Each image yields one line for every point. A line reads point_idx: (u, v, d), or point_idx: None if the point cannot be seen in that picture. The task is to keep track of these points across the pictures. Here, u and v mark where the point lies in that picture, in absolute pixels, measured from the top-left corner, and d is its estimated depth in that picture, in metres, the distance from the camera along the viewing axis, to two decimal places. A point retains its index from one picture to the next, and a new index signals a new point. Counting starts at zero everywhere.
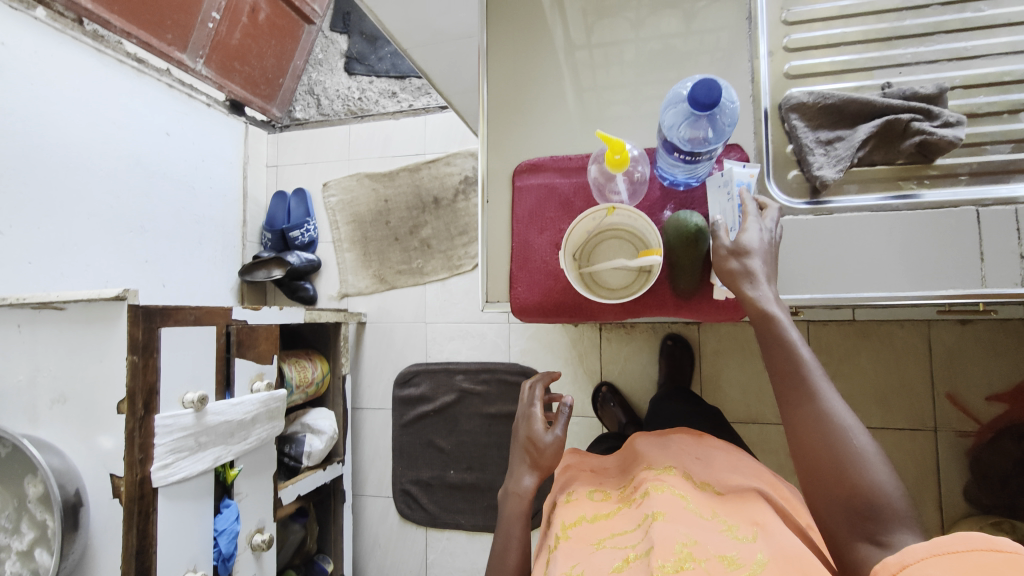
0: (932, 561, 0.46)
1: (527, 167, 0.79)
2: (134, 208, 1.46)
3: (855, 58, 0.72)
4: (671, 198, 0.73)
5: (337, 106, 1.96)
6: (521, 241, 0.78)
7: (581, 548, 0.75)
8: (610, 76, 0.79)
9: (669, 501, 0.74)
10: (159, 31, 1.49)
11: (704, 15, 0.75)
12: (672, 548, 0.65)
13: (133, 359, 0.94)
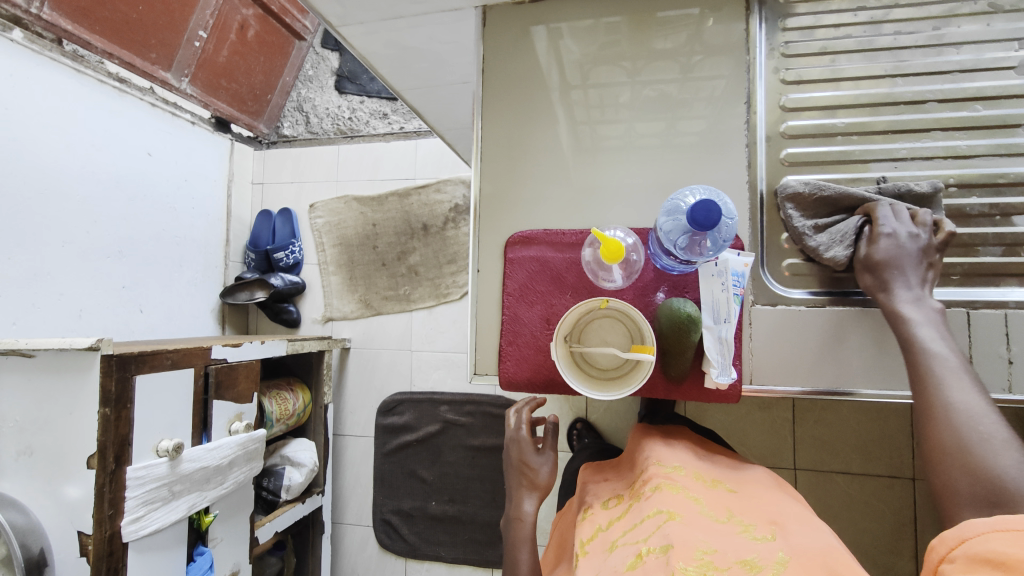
0: (994, 535, 0.47)
1: (519, 240, 0.78)
2: (112, 233, 1.41)
3: (851, 150, 0.72)
4: (666, 281, 0.72)
5: (326, 125, 1.92)
6: (512, 315, 0.77)
7: (599, 556, 0.75)
8: (609, 146, 0.77)
9: (681, 503, 0.73)
10: (143, 51, 1.44)
11: (702, 81, 0.74)
12: (691, 554, 0.64)
13: (106, 412, 0.91)
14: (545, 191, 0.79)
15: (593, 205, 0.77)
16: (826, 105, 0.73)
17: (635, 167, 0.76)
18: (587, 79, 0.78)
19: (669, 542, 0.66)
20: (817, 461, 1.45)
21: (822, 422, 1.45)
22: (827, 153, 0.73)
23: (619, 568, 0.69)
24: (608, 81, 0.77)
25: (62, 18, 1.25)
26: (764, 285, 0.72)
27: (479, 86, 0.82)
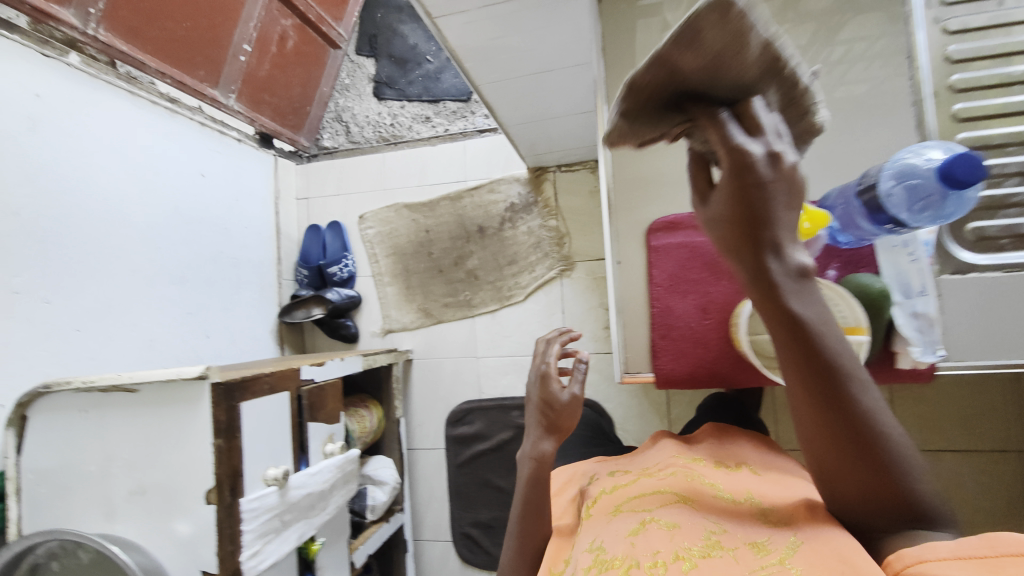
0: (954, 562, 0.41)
1: (663, 226, 0.73)
2: (175, 258, 1.36)
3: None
4: (837, 258, 0.68)
5: (368, 133, 1.88)
6: (662, 307, 0.73)
7: (603, 521, 0.68)
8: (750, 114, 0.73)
9: (697, 489, 0.67)
10: (191, 68, 1.40)
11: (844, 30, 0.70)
12: (697, 537, 0.58)
13: (219, 444, 0.85)
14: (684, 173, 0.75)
15: None
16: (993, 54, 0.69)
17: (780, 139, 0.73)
18: None
19: (677, 524, 0.60)
20: (921, 439, 1.39)
21: (923, 400, 1.39)
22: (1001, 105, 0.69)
23: (621, 532, 0.62)
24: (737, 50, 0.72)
25: (117, 39, 1.21)
26: (956, 254, 0.69)
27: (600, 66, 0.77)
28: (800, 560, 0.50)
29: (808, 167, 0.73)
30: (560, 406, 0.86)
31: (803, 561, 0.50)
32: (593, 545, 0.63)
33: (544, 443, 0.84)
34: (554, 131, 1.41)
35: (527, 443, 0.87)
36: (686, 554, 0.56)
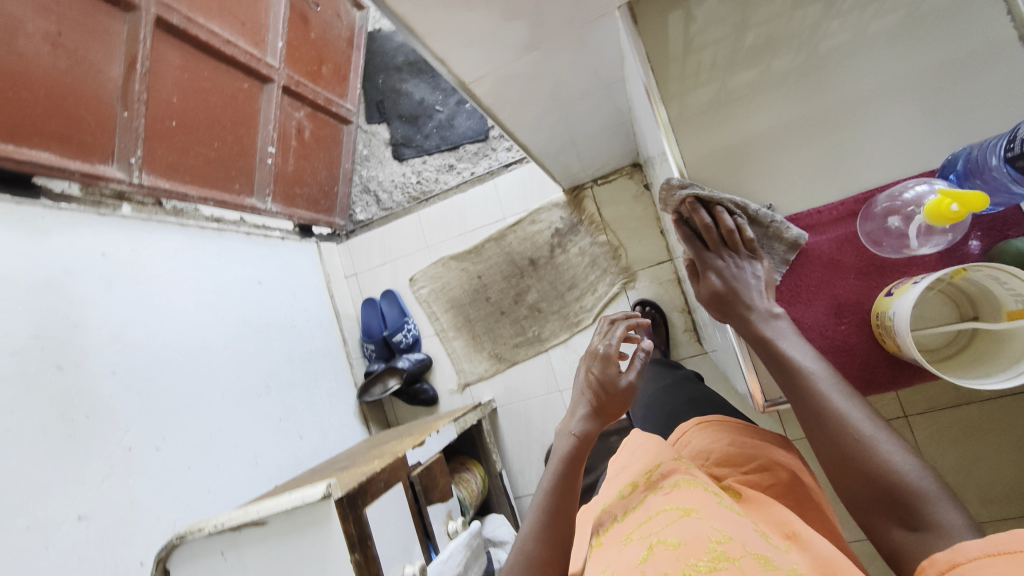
0: (988, 562, 0.39)
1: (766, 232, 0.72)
2: (255, 369, 1.38)
3: None
4: (974, 224, 0.64)
5: (397, 196, 1.89)
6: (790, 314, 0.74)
7: (614, 550, 0.57)
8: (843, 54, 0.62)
9: (698, 497, 0.56)
10: (227, 184, 1.43)
11: None
12: (701, 551, 0.47)
13: (357, 558, 0.83)
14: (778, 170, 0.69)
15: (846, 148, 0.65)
16: None
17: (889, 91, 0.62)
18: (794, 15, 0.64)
19: (684, 540, 0.50)
20: None
21: None
22: None
23: (630, 560, 0.52)
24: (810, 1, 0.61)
25: (159, 179, 1.24)
26: None
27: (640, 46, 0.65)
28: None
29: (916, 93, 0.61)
30: (612, 390, 0.73)
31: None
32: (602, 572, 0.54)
33: (586, 424, 0.72)
34: (587, 151, 1.37)
35: (568, 420, 0.74)
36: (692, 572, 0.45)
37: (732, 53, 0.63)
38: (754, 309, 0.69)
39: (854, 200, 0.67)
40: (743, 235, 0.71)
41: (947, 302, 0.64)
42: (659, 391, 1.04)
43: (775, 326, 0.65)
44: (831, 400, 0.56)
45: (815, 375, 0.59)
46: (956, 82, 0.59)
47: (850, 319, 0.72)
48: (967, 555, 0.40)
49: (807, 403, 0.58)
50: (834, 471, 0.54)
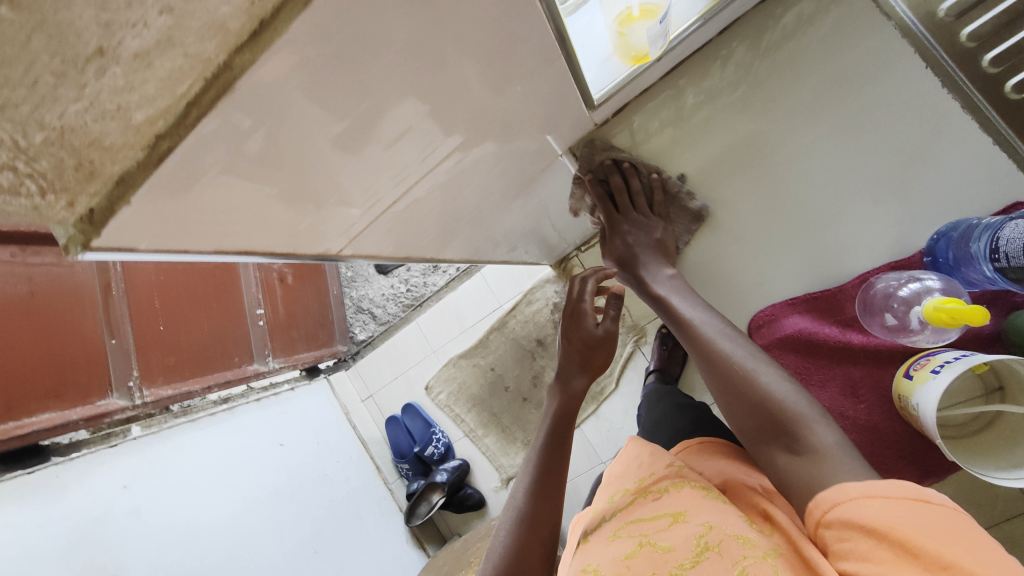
0: (864, 501, 0.46)
1: None
2: (299, 535, 1.31)
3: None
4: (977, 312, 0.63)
5: (391, 307, 1.92)
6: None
7: (598, 542, 0.60)
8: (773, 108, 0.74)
9: (687, 496, 0.58)
10: (227, 360, 1.47)
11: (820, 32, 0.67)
12: (688, 547, 0.52)
13: None
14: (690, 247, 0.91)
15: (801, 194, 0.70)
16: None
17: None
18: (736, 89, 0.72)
19: (673, 545, 0.53)
20: None
21: None
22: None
23: (614, 556, 0.55)
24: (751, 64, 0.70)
25: (161, 386, 1.26)
26: None
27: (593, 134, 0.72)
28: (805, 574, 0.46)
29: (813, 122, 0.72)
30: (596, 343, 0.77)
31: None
32: (586, 566, 0.57)
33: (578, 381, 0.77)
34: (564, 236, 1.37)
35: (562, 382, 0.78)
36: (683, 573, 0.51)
37: (678, 112, 0.73)
38: (654, 267, 0.78)
39: None
40: (640, 199, 0.82)
41: None
42: (664, 403, 1.02)
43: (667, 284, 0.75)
44: (718, 343, 0.65)
45: (694, 321, 0.69)
46: None
47: None
48: (847, 495, 0.48)
49: (701, 348, 0.66)
50: (732, 411, 0.61)
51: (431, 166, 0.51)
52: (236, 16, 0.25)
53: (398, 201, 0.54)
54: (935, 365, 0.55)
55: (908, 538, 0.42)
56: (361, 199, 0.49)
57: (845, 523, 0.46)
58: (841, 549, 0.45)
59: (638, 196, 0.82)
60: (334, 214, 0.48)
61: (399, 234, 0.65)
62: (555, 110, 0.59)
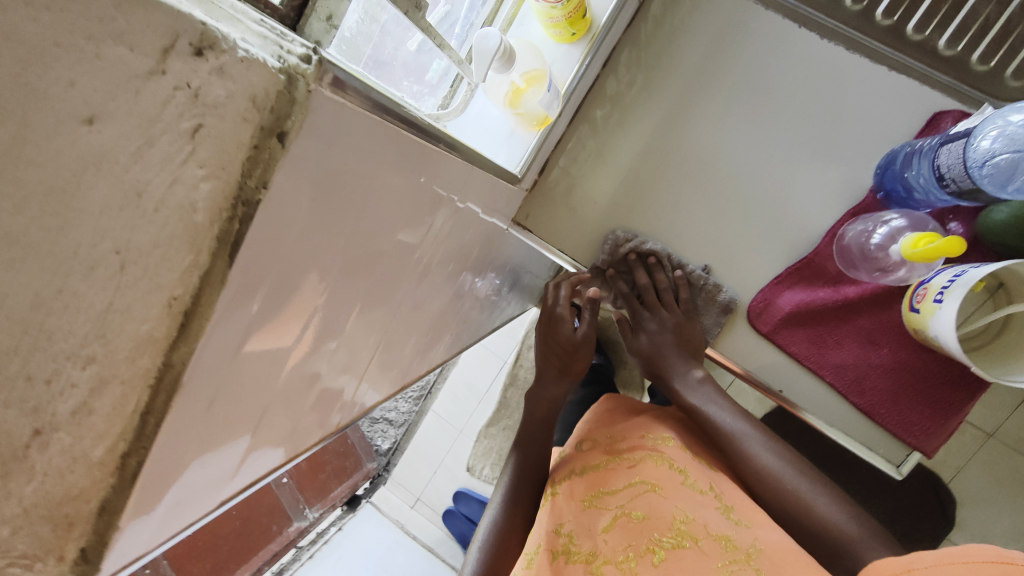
0: (940, 568, 0.43)
1: (760, 309, 0.65)
2: None
3: None
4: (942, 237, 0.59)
5: (404, 405, 1.85)
6: (833, 366, 0.63)
7: (574, 504, 0.66)
8: (669, 90, 0.66)
9: (663, 471, 0.64)
10: (266, 532, 1.44)
11: (694, 25, 0.65)
12: (666, 527, 0.60)
13: None
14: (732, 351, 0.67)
15: (746, 174, 0.65)
16: None
17: (752, 112, 0.64)
18: (636, 93, 0.67)
19: (649, 516, 0.61)
20: None
21: None
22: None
23: (594, 527, 0.63)
24: (654, 76, 0.66)
25: None
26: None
27: (528, 203, 0.70)
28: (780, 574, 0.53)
29: (765, 97, 0.63)
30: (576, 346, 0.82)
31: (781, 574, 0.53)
32: (561, 526, 0.65)
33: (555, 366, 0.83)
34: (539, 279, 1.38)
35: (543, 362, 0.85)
36: (659, 552, 0.59)
37: (593, 133, 0.68)
38: (680, 375, 0.71)
39: (824, 247, 0.63)
40: (659, 295, 0.72)
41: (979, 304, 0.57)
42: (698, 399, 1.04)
43: (704, 392, 0.69)
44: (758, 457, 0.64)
45: (738, 435, 0.66)
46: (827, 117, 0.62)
47: (899, 346, 0.61)
48: (926, 565, 0.45)
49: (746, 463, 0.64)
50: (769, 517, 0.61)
51: (391, 309, 0.50)
52: (158, 325, 0.24)
53: (374, 354, 0.53)
54: (935, 294, 0.55)
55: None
56: (341, 373, 0.48)
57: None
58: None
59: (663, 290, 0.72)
60: (322, 402, 0.47)
61: (388, 376, 0.63)
62: (487, 203, 0.59)
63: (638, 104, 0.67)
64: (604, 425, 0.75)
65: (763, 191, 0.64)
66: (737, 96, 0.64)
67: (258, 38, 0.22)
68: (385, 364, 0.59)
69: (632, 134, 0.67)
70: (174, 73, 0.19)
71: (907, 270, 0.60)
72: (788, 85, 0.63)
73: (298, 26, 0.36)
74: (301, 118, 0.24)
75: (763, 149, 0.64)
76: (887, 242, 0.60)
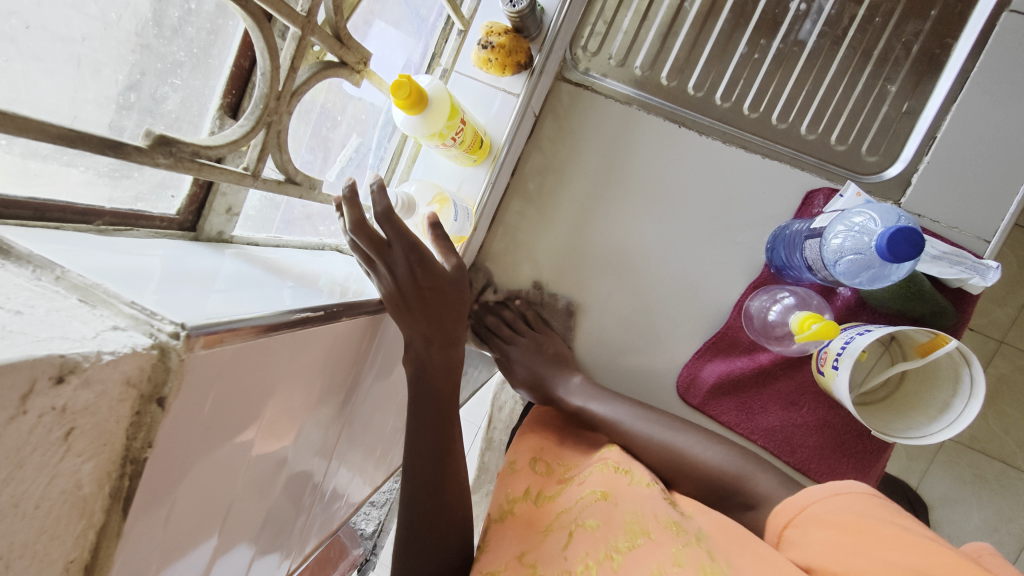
0: (834, 498, 0.50)
1: (686, 382, 0.69)
2: None
3: (780, 76, 0.67)
4: (830, 304, 0.64)
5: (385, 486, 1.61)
6: (764, 429, 0.67)
7: (529, 530, 0.58)
8: (569, 187, 0.72)
9: (610, 479, 0.60)
10: None
11: (583, 127, 0.71)
12: (621, 531, 0.53)
13: None
14: (656, 154, 0.69)
15: (652, 258, 0.70)
16: (734, 77, 0.68)
17: (655, 203, 0.70)
18: (540, 192, 0.72)
19: (602, 524, 0.55)
20: None
21: None
22: (772, 95, 0.67)
23: (554, 549, 0.54)
24: (557, 175, 0.72)
25: None
26: (892, 154, 0.65)
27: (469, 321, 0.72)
28: (736, 553, 0.50)
29: (655, 187, 0.70)
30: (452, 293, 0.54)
31: (732, 548, 0.51)
32: (524, 554, 0.54)
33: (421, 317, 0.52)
34: None
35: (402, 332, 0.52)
36: (616, 556, 0.51)
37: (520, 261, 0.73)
38: (560, 384, 0.68)
39: (733, 320, 0.67)
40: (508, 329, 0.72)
41: (869, 360, 0.61)
42: None
43: (580, 390, 0.67)
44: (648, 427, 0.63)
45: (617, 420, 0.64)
46: (719, 202, 0.68)
47: (817, 404, 0.65)
48: (813, 497, 0.51)
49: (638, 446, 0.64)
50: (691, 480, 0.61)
51: (330, 441, 0.52)
52: None
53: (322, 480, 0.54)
54: (833, 359, 0.59)
55: (865, 524, 0.45)
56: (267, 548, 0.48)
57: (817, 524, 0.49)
58: (807, 543, 0.49)
59: (508, 323, 0.72)
60: (259, 563, 0.47)
61: (330, 517, 0.61)
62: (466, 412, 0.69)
63: (549, 204, 0.72)
64: (553, 446, 0.71)
65: (673, 274, 0.69)
66: (636, 189, 0.70)
67: (131, 319, 0.25)
68: (328, 496, 0.58)
69: (544, 227, 0.73)
70: (38, 406, 0.21)
71: (799, 345, 0.64)
72: (677, 174, 0.69)
73: (196, 227, 0.41)
74: (179, 382, 0.26)
75: (668, 234, 0.69)
76: (783, 315, 0.64)
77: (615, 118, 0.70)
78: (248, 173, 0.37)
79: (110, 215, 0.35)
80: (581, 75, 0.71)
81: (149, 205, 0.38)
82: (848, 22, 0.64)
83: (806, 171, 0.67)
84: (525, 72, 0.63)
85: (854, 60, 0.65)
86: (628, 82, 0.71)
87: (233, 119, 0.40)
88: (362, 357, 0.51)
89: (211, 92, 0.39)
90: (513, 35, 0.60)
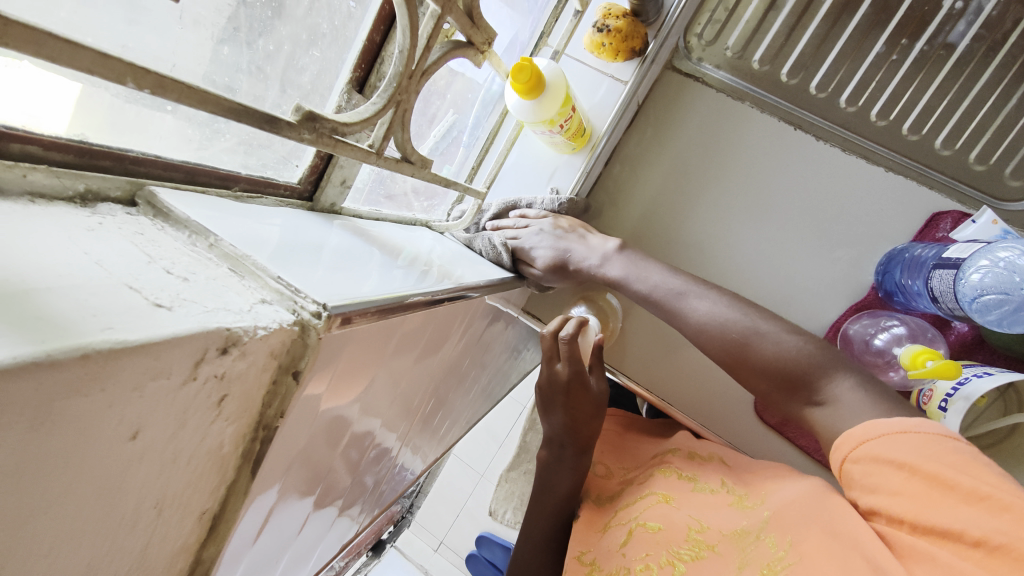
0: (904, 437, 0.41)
1: None
2: None
3: (921, 80, 0.60)
4: (941, 338, 0.59)
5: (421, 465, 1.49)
6: None
7: (590, 527, 0.60)
8: (665, 181, 0.68)
9: (674, 485, 0.59)
10: None
11: (687, 120, 0.67)
12: (682, 539, 0.51)
13: None
14: (765, 157, 0.65)
15: (746, 265, 0.66)
16: (866, 78, 0.62)
17: (756, 208, 0.66)
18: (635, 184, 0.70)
19: (665, 527, 0.53)
20: None
21: None
22: (906, 102, 0.61)
23: (613, 546, 0.55)
24: (655, 168, 0.69)
25: None
26: None
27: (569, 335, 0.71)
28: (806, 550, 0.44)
29: (758, 191, 0.66)
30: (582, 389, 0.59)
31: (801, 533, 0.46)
32: (584, 553, 0.56)
33: (557, 425, 0.60)
34: None
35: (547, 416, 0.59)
36: (679, 564, 0.49)
37: None
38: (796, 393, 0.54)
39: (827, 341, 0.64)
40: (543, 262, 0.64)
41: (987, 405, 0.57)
42: None
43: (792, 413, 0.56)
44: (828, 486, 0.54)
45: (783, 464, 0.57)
46: (829, 214, 0.63)
47: None
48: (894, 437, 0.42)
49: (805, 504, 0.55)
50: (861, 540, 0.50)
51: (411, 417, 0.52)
52: (189, 536, 0.27)
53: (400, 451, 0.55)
54: (941, 400, 0.54)
55: (940, 471, 0.38)
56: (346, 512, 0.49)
57: (876, 460, 0.42)
58: (867, 483, 0.42)
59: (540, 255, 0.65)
60: (337, 527, 0.49)
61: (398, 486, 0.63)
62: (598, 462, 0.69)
63: (642, 197, 0.69)
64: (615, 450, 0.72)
65: (765, 286, 0.66)
66: (738, 191, 0.66)
67: (276, 293, 0.26)
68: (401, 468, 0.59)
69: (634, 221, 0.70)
70: (204, 373, 0.22)
71: (902, 378, 0.60)
72: (783, 180, 0.65)
73: (313, 197, 0.42)
74: (314, 358, 0.26)
75: (766, 242, 0.66)
76: (891, 344, 0.60)
77: (721, 113, 0.66)
78: (373, 151, 0.37)
79: (245, 182, 0.36)
80: (693, 65, 0.67)
81: (276, 172, 0.39)
82: (1012, 25, 0.57)
83: (934, 190, 0.61)
84: (637, 59, 0.60)
85: (1012, 69, 0.58)
86: (743, 76, 0.66)
87: (360, 94, 0.40)
88: (450, 337, 0.51)
89: (343, 65, 0.39)
90: (631, 19, 0.57)
